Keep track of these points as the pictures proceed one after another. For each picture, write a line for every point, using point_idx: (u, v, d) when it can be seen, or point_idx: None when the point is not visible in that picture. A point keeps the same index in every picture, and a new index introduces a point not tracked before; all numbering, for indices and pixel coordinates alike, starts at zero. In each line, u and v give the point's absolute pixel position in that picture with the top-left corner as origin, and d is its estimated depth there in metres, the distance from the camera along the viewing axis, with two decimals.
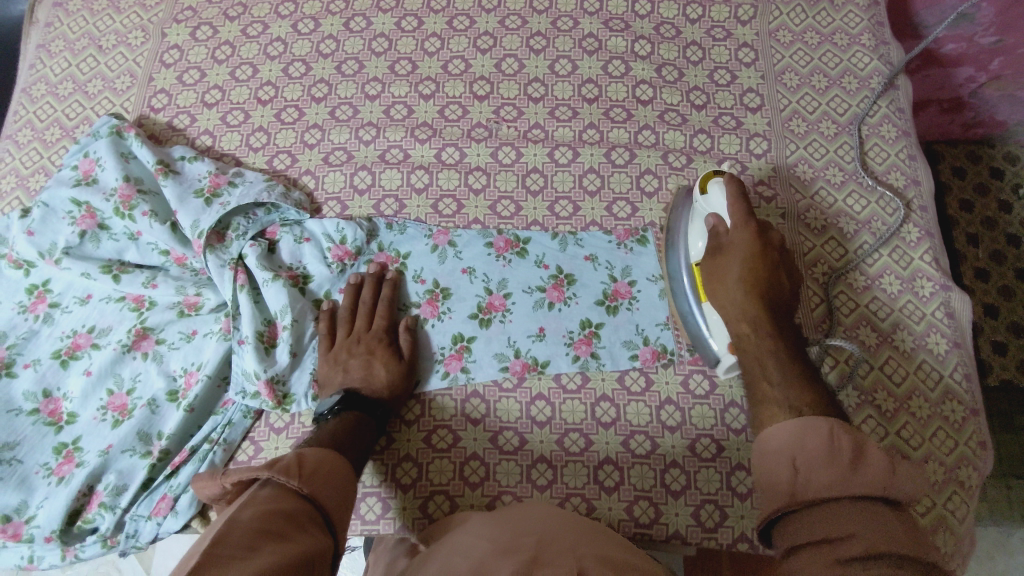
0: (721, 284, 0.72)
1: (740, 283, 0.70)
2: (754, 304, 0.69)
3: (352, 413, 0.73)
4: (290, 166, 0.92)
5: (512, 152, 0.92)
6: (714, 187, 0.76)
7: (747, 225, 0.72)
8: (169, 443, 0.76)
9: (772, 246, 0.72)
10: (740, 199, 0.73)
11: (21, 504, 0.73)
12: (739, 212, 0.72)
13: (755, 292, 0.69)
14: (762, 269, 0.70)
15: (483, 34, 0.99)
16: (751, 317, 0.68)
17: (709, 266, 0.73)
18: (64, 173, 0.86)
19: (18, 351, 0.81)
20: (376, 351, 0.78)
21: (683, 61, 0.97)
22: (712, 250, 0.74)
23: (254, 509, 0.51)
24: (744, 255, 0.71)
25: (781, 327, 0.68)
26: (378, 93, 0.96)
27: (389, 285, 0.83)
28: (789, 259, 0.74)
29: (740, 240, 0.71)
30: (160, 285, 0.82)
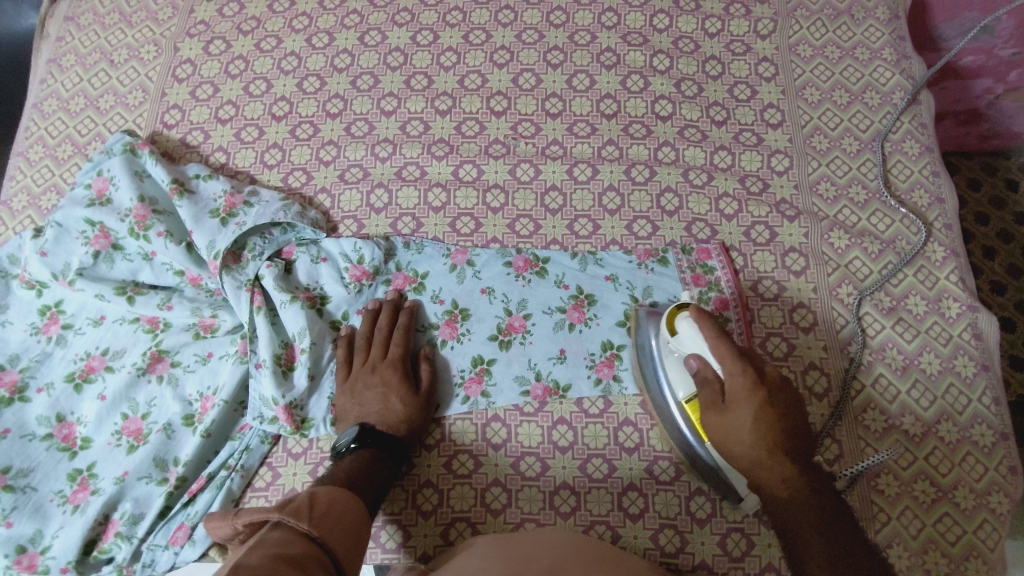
0: (731, 438, 0.65)
1: (754, 435, 0.64)
2: (779, 456, 0.64)
3: (369, 451, 0.71)
4: (305, 184, 0.90)
5: (530, 169, 0.91)
6: (684, 326, 0.69)
7: (742, 370, 0.64)
8: (185, 470, 0.74)
9: (772, 383, 0.65)
10: (721, 340, 0.65)
11: (35, 533, 0.71)
12: (730, 359, 0.64)
13: (776, 442, 0.64)
14: (771, 412, 0.64)
15: (499, 48, 0.98)
16: (779, 471, 0.64)
17: (713, 417, 0.67)
18: (77, 192, 0.85)
19: (32, 374, 0.80)
20: (392, 383, 0.76)
21: (702, 76, 0.96)
22: (711, 399, 0.67)
23: (262, 551, 0.49)
24: (751, 407, 0.64)
25: (810, 472, 0.64)
26: (394, 109, 0.95)
27: (405, 313, 0.81)
28: (790, 388, 0.66)
29: (737, 387, 0.64)
30: (175, 307, 0.81)
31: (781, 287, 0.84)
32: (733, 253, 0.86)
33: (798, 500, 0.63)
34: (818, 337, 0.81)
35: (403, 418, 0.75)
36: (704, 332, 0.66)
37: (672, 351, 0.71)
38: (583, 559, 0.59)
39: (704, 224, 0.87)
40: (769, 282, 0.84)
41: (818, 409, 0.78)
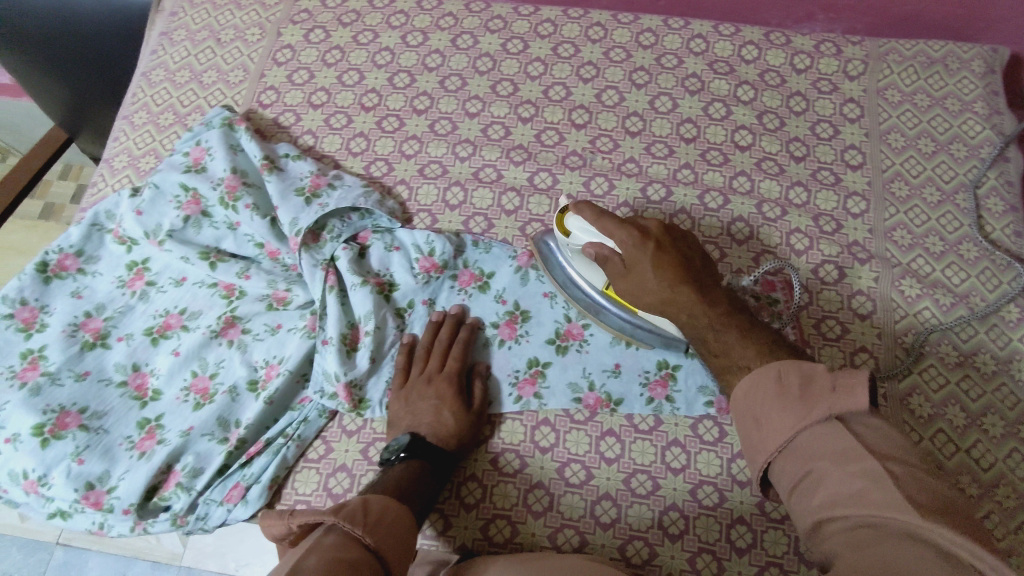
0: (643, 293, 0.70)
1: (655, 279, 0.68)
2: (679, 288, 0.68)
3: (419, 461, 0.72)
4: (386, 174, 0.94)
5: (604, 184, 0.92)
6: (574, 225, 0.75)
7: (624, 229, 0.70)
8: (246, 433, 0.77)
9: (659, 235, 0.70)
10: (602, 217, 0.72)
11: (103, 473, 0.75)
12: (611, 226, 0.71)
13: (673, 278, 0.68)
14: (665, 255, 0.69)
15: (586, 63, 1.00)
16: (686, 303, 0.67)
17: (622, 282, 0.72)
18: (175, 157, 0.90)
19: (114, 324, 0.85)
20: (445, 397, 0.77)
21: (785, 110, 0.96)
22: (614, 270, 0.72)
23: (318, 557, 0.50)
24: (647, 258, 0.69)
25: (710, 295, 0.68)
26: (478, 111, 0.97)
27: (466, 329, 0.83)
28: (674, 230, 0.73)
29: (630, 249, 0.70)
30: (252, 277, 0.85)
31: (845, 328, 0.83)
32: (798, 289, 0.86)
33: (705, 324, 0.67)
34: (879, 384, 0.80)
35: (453, 433, 0.76)
36: (586, 216, 0.73)
37: (574, 249, 0.78)
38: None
39: (772, 257, 0.87)
40: (832, 321, 0.84)
41: None
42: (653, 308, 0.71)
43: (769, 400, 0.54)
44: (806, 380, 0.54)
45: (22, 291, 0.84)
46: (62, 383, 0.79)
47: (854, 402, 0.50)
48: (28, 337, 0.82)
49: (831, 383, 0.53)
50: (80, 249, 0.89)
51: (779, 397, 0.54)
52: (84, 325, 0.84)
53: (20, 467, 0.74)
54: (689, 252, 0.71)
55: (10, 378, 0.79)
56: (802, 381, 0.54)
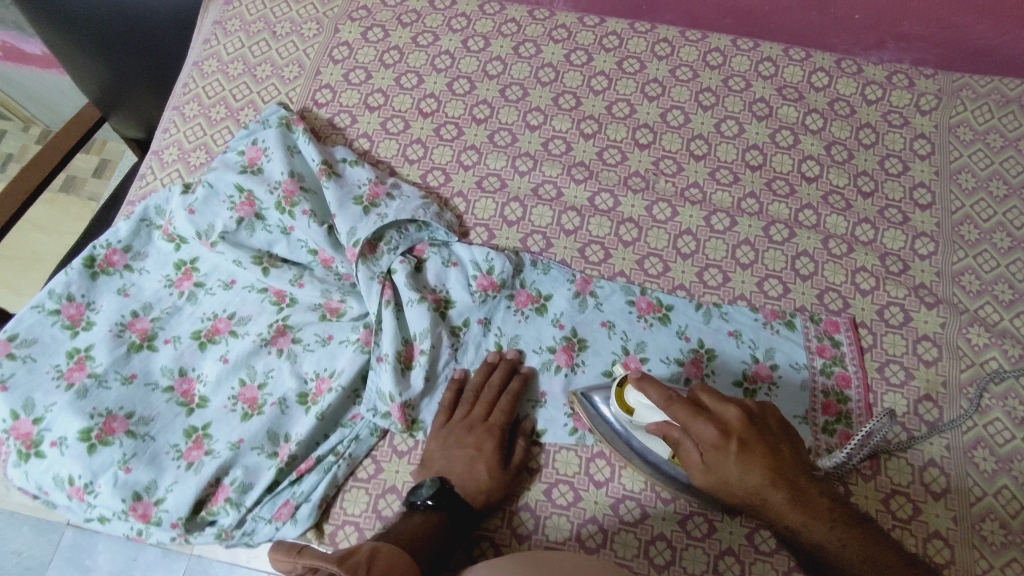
0: (730, 492, 0.61)
1: (742, 480, 0.60)
2: (770, 489, 0.60)
3: (441, 514, 0.69)
4: (443, 185, 0.91)
5: (667, 209, 0.90)
6: (633, 400, 0.69)
7: (696, 416, 0.62)
8: (297, 448, 0.76)
9: (741, 430, 0.61)
10: (672, 401, 0.64)
11: (151, 483, 0.73)
12: (682, 413, 0.63)
13: (762, 479, 0.60)
14: (754, 455, 0.60)
15: (652, 80, 0.97)
16: (775, 504, 0.61)
17: (699, 477, 0.62)
18: (229, 155, 0.87)
19: (162, 325, 0.83)
20: (484, 449, 0.74)
21: (854, 142, 0.93)
22: (691, 463, 0.63)
23: None
24: (732, 462, 0.60)
25: (801, 493, 0.61)
26: (539, 124, 0.95)
27: (519, 379, 0.80)
28: (755, 416, 0.63)
29: (711, 444, 0.61)
30: (306, 285, 0.83)
31: (909, 374, 0.82)
32: (862, 330, 0.84)
33: (814, 525, 0.62)
34: (941, 434, 0.79)
35: (483, 489, 0.72)
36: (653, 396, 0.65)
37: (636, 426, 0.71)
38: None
39: (836, 295, 0.86)
40: (896, 366, 0.82)
41: (934, 508, 0.75)
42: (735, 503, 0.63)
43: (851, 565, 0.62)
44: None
45: (69, 287, 0.82)
46: (109, 385, 0.77)
47: None
48: (74, 335, 0.80)
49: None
50: (128, 245, 0.86)
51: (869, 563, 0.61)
52: (131, 326, 0.82)
53: (65, 472, 0.72)
54: (779, 440, 0.63)
55: (55, 377, 0.77)
56: None
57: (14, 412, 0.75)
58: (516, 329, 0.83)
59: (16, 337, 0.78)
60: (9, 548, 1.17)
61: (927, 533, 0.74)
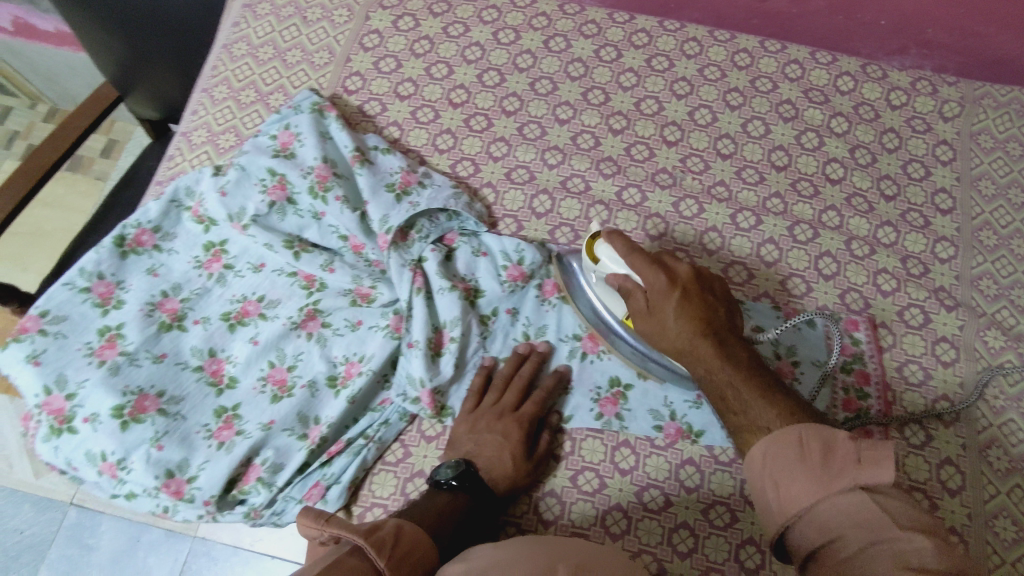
0: (665, 336, 0.70)
1: (676, 324, 0.69)
2: (700, 339, 0.68)
3: (465, 496, 0.70)
4: (472, 175, 0.92)
5: (694, 206, 0.91)
6: (603, 254, 0.75)
7: (653, 266, 0.71)
8: (328, 431, 0.76)
9: (688, 281, 0.71)
10: (633, 252, 0.72)
11: (182, 461, 0.74)
12: (639, 262, 0.71)
13: (695, 327, 0.68)
14: (692, 302, 0.69)
15: (680, 79, 0.98)
16: (702, 353, 0.68)
17: (642, 321, 0.72)
18: (262, 139, 0.88)
19: (191, 306, 0.83)
20: (511, 437, 0.74)
21: (877, 146, 0.95)
22: (636, 309, 0.72)
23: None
24: (671, 304, 0.69)
25: (730, 349, 0.68)
26: (569, 118, 0.96)
27: (552, 376, 0.81)
28: (705, 281, 0.72)
29: (658, 289, 0.70)
30: (336, 271, 0.83)
31: (926, 374, 0.84)
32: (882, 330, 0.86)
33: (731, 372, 0.65)
34: (958, 434, 0.81)
35: (507, 476, 0.73)
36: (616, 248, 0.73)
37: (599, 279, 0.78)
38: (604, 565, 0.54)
39: (858, 295, 0.87)
40: (915, 366, 0.84)
41: (950, 504, 0.77)
42: (667, 352, 0.71)
43: (790, 459, 0.57)
44: (828, 448, 0.56)
45: (99, 265, 0.82)
46: (141, 364, 0.77)
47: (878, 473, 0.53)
48: (105, 313, 0.80)
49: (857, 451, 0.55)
50: (157, 225, 0.86)
51: (801, 457, 0.56)
52: (161, 305, 0.82)
53: (98, 448, 0.73)
54: (719, 304, 0.71)
55: (87, 355, 0.77)
56: (824, 449, 0.56)
57: (47, 388, 0.75)
58: (544, 319, 0.85)
59: (48, 313, 0.79)
60: (9, 525, 1.17)
61: (943, 528, 0.76)
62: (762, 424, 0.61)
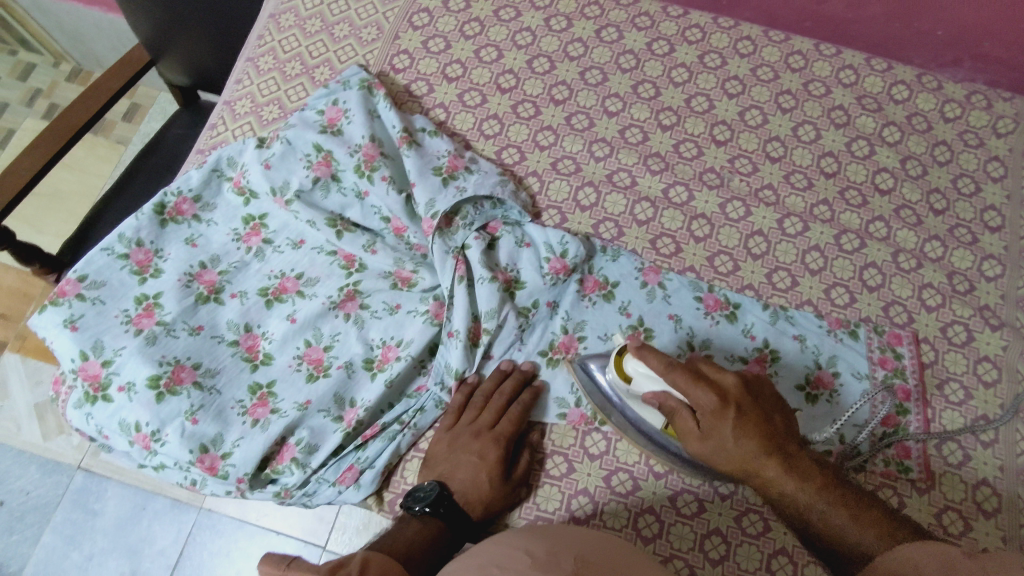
0: (725, 460, 0.65)
1: (738, 447, 0.63)
2: (764, 458, 0.63)
3: (442, 523, 0.69)
4: (517, 163, 0.91)
5: (740, 208, 0.90)
6: (635, 367, 0.69)
7: (700, 383, 0.64)
8: (363, 415, 0.75)
9: (739, 394, 0.64)
10: (672, 368, 0.65)
11: (217, 437, 0.72)
12: (684, 381, 0.64)
13: (757, 453, 0.63)
14: (749, 423, 0.63)
15: (732, 77, 0.97)
16: (768, 476, 0.63)
17: (696, 444, 0.66)
18: (309, 114, 0.87)
19: (228, 278, 0.82)
20: (488, 459, 0.73)
21: (928, 158, 0.93)
22: (686, 429, 0.67)
23: None
24: (728, 429, 0.63)
25: (797, 464, 0.64)
26: (618, 111, 0.95)
27: (530, 391, 0.78)
28: (750, 387, 0.66)
29: (709, 412, 0.64)
30: (379, 252, 0.82)
31: (967, 394, 0.82)
32: (924, 345, 0.84)
33: (808, 491, 0.63)
34: (995, 455, 0.79)
35: (485, 501, 0.72)
36: (656, 366, 0.66)
37: (630, 391, 0.72)
38: (600, 552, 0.54)
39: (902, 308, 0.86)
40: (956, 385, 0.82)
41: (984, 527, 0.75)
42: (729, 473, 0.66)
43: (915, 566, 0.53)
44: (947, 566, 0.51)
45: (139, 232, 0.81)
46: (177, 335, 0.76)
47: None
48: (143, 281, 0.79)
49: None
50: (198, 195, 0.85)
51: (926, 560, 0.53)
52: (199, 277, 0.81)
53: (133, 418, 0.72)
54: (769, 409, 0.65)
55: (125, 322, 0.76)
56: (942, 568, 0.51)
57: (84, 353, 0.74)
58: (583, 314, 0.82)
59: (86, 278, 0.78)
60: (15, 486, 1.17)
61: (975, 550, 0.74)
62: (836, 522, 0.62)
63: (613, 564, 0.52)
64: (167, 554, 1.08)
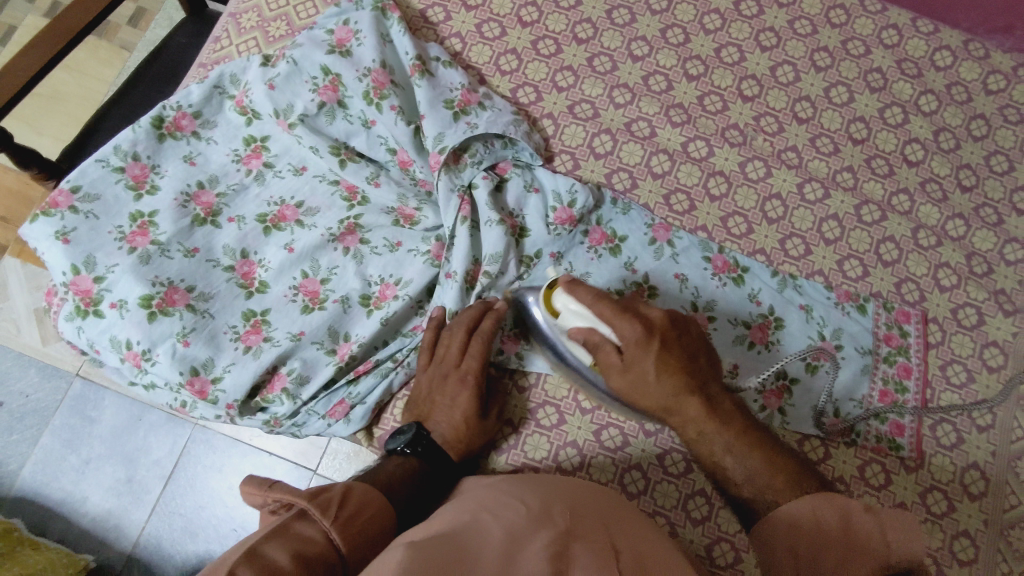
0: (645, 395, 0.65)
1: (659, 381, 0.64)
2: (686, 396, 0.64)
3: (418, 460, 0.68)
4: (533, 103, 0.88)
5: (761, 169, 0.86)
6: (563, 301, 0.67)
7: (623, 314, 0.64)
8: (357, 351, 0.75)
9: (662, 327, 0.64)
10: (600, 300, 0.65)
11: (208, 361, 0.72)
12: (610, 313, 0.64)
13: (678, 386, 0.64)
14: (671, 356, 0.64)
15: (767, 28, 0.92)
16: (689, 413, 0.64)
17: (617, 378, 0.65)
18: (317, 33, 0.82)
19: (227, 202, 0.79)
20: (460, 399, 0.72)
21: (964, 132, 0.88)
22: (608, 362, 0.65)
23: (278, 544, 0.48)
24: (649, 362, 0.63)
25: (719, 408, 0.65)
26: (643, 55, 0.90)
27: (491, 318, 0.74)
28: (675, 324, 0.66)
29: (633, 344, 0.63)
30: (383, 186, 0.80)
31: (969, 377, 0.80)
32: (932, 325, 0.82)
33: (725, 432, 0.64)
34: (989, 440, 0.78)
35: (462, 439, 0.71)
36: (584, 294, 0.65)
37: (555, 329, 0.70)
38: (597, 510, 0.54)
39: (914, 286, 0.83)
40: (959, 367, 0.81)
41: (968, 508, 0.75)
42: (647, 409, 0.67)
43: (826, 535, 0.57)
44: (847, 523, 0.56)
45: (136, 145, 0.79)
46: (172, 256, 0.75)
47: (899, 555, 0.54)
48: (138, 198, 0.77)
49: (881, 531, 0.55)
50: (198, 111, 0.82)
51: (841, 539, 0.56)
52: (196, 197, 0.78)
53: (124, 336, 0.71)
54: (691, 345, 0.66)
55: (118, 239, 0.75)
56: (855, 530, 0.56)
57: (75, 267, 0.73)
58: (587, 267, 0.80)
59: (80, 190, 0.76)
60: (14, 387, 1.17)
61: (955, 530, 0.74)
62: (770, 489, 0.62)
63: (609, 528, 0.51)
64: (162, 464, 1.10)
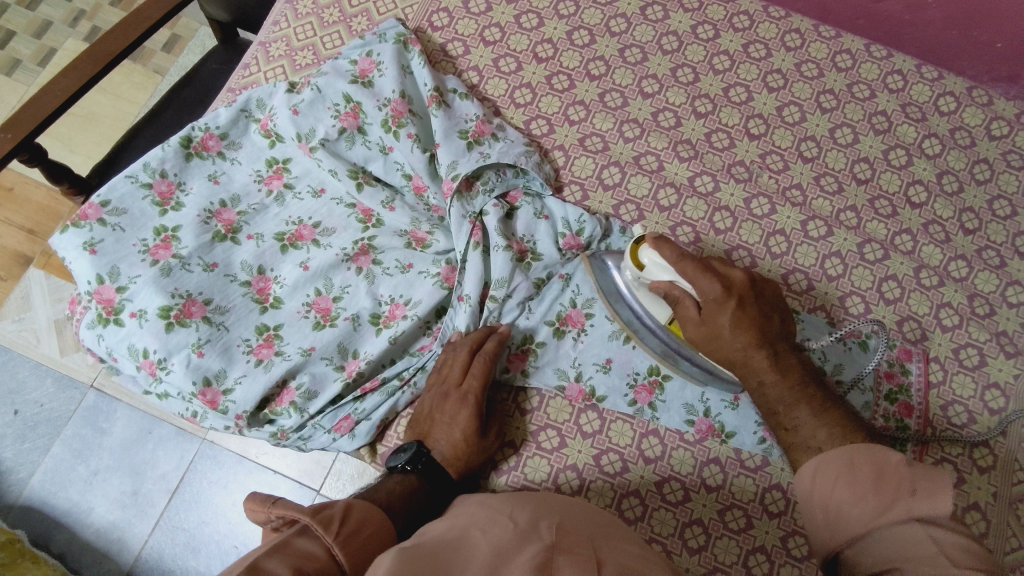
0: (715, 346, 0.69)
1: (733, 334, 0.67)
2: (756, 350, 0.67)
3: (418, 478, 0.70)
4: (545, 135, 0.91)
5: (765, 205, 0.88)
6: (648, 257, 0.68)
7: (706, 272, 0.67)
8: (364, 367, 0.77)
9: (742, 288, 0.68)
10: (684, 258, 0.67)
11: (220, 372, 0.74)
12: (693, 270, 0.67)
13: (749, 342, 0.67)
14: (748, 315, 0.67)
15: (774, 70, 0.95)
16: (756, 365, 0.68)
17: (693, 331, 0.69)
18: (342, 62, 0.86)
19: (247, 220, 0.82)
20: (460, 418, 0.73)
21: (967, 175, 0.90)
22: (685, 315, 0.69)
23: (280, 559, 0.50)
24: (727, 318, 0.67)
25: (782, 361, 0.68)
26: (653, 93, 0.93)
27: (494, 340, 0.76)
28: (758, 288, 0.70)
29: (710, 298, 0.67)
30: (397, 209, 0.83)
31: (970, 418, 0.81)
32: (934, 365, 0.83)
33: (785, 386, 0.67)
34: (991, 481, 0.77)
35: (461, 457, 0.73)
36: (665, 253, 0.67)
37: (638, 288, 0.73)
38: (582, 525, 0.54)
39: (916, 325, 0.84)
40: (960, 408, 0.81)
41: None
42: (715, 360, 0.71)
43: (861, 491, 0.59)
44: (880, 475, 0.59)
45: (164, 163, 0.82)
46: (191, 270, 0.78)
47: (934, 505, 0.54)
48: (163, 213, 0.81)
49: (911, 482, 0.57)
50: (225, 133, 0.86)
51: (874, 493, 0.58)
52: (218, 215, 0.82)
53: (142, 345, 0.74)
54: (769, 309, 0.69)
55: (142, 251, 0.78)
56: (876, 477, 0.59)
57: (100, 278, 0.76)
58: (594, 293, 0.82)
59: (109, 204, 0.79)
60: (31, 396, 1.20)
61: None
62: (813, 443, 0.65)
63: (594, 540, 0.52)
64: (169, 477, 1.11)
